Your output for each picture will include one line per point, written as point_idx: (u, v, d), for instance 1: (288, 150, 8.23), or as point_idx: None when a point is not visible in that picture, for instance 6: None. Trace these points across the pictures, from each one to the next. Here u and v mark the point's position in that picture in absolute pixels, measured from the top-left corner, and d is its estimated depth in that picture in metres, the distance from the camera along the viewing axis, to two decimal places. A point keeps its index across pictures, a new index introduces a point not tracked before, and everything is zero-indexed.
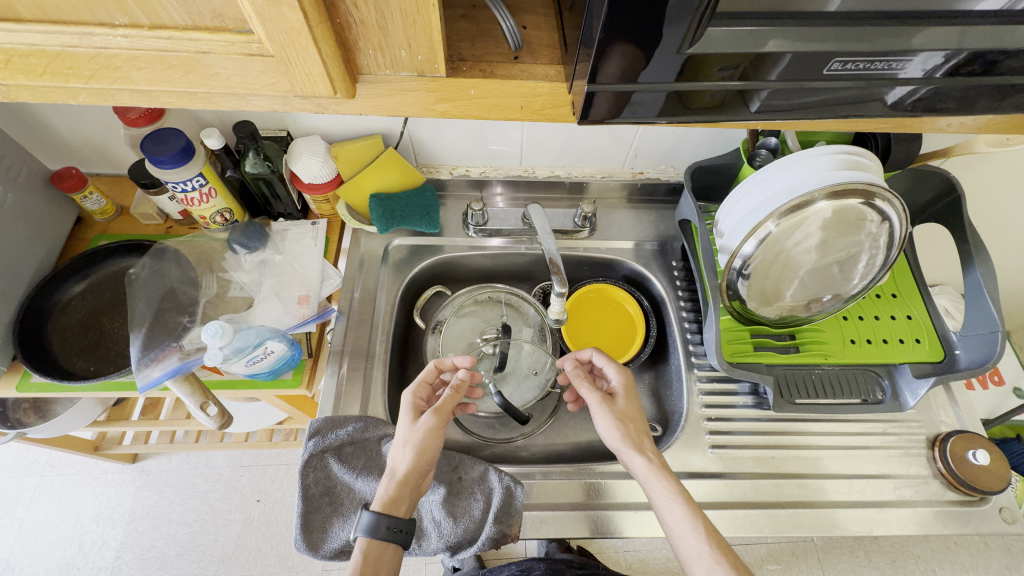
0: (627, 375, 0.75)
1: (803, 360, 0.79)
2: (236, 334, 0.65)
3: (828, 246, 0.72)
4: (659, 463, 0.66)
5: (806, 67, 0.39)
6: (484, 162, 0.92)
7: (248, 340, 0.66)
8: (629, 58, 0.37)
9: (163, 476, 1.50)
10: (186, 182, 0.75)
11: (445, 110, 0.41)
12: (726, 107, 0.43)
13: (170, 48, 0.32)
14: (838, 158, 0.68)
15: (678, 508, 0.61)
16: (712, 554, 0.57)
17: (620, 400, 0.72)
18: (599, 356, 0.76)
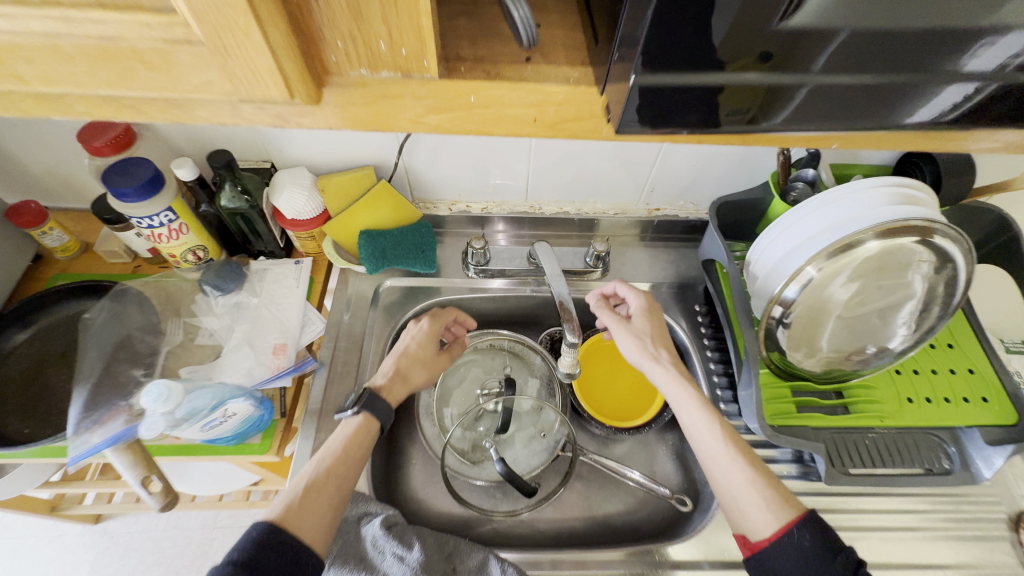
0: (650, 301, 0.72)
1: (855, 423, 0.68)
2: (189, 395, 0.55)
3: (874, 293, 0.64)
4: (680, 372, 0.65)
5: (858, 60, 0.31)
6: (487, 197, 0.84)
7: (204, 401, 0.56)
8: (668, 51, 0.29)
9: (127, 540, 1.35)
10: (153, 218, 0.67)
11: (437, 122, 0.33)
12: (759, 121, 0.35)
13: (64, 32, 0.26)
14: (891, 191, 0.60)
15: (699, 414, 0.60)
16: (733, 458, 0.56)
17: (640, 316, 0.70)
18: (624, 285, 0.74)
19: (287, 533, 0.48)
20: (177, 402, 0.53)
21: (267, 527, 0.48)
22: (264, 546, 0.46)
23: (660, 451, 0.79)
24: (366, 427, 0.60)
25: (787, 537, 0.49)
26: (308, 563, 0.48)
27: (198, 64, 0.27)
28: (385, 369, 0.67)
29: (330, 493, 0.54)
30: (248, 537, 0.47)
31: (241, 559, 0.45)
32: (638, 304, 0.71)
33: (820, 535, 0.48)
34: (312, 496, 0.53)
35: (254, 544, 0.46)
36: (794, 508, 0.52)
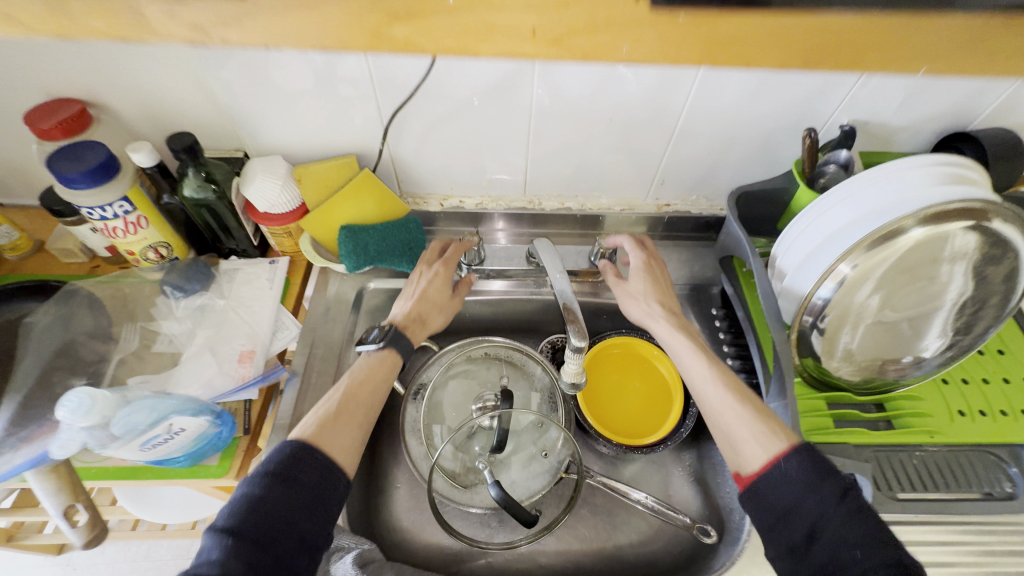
0: (650, 259, 0.69)
1: (901, 440, 0.60)
2: (121, 413, 0.47)
3: (918, 289, 0.57)
4: (681, 324, 0.63)
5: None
6: (482, 191, 0.76)
7: (139, 420, 0.47)
8: None
9: (92, 572, 1.24)
10: (106, 208, 0.60)
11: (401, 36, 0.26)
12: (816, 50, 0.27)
13: None
14: (938, 172, 0.53)
15: (699, 359, 0.59)
16: (735, 402, 0.54)
17: (638, 276, 0.67)
18: (631, 240, 0.69)
19: (319, 451, 0.49)
20: (98, 416, 0.46)
21: (296, 443, 0.49)
22: (293, 460, 0.47)
23: (677, 474, 0.70)
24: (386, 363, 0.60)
25: (774, 468, 0.47)
26: (336, 483, 0.48)
27: None
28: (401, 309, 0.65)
29: (355, 420, 0.54)
30: (277, 453, 0.48)
31: (273, 471, 0.46)
32: (637, 264, 0.68)
33: (812, 464, 0.45)
34: (342, 420, 0.53)
35: (284, 457, 0.47)
36: (784, 439, 0.49)
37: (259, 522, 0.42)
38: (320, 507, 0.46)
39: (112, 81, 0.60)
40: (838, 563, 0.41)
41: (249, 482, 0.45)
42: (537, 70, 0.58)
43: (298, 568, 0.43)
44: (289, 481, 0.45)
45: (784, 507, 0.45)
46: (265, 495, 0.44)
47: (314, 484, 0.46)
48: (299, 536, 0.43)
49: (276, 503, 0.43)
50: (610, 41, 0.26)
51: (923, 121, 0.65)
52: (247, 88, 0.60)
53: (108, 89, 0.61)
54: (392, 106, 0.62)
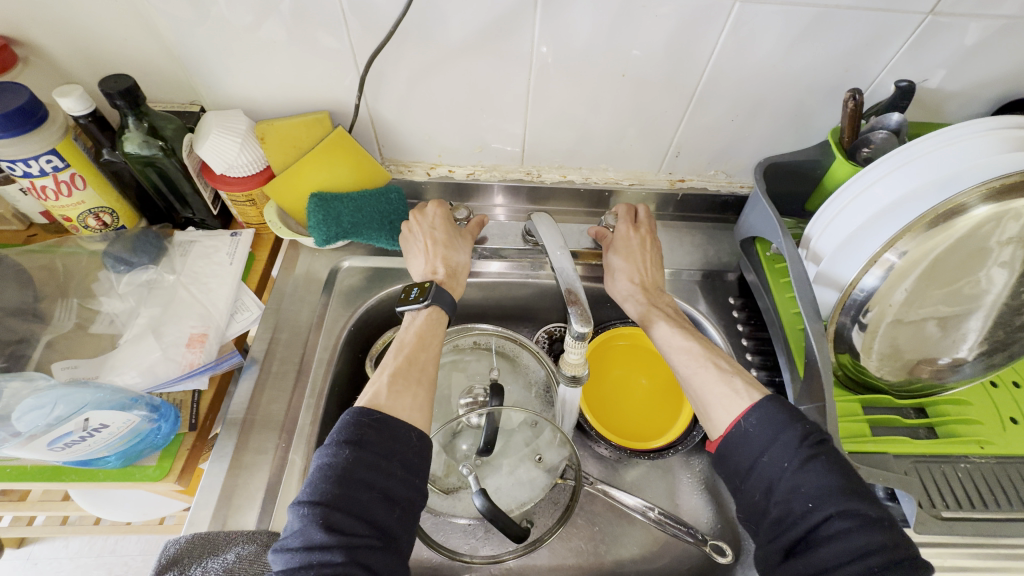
0: (636, 230, 0.62)
1: (945, 449, 0.52)
2: (25, 404, 0.40)
3: (977, 277, 0.48)
4: (655, 296, 0.59)
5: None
6: (472, 160, 0.68)
7: (41, 416, 0.39)
8: None
9: (53, 568, 1.17)
10: (29, 162, 0.51)
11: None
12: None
13: None
14: (1008, 137, 0.45)
15: (666, 324, 0.55)
16: (721, 370, 0.49)
17: (617, 250, 0.62)
18: (621, 210, 0.64)
19: (385, 414, 0.42)
20: None
21: (361, 409, 0.42)
22: (361, 426, 0.41)
23: (685, 482, 0.63)
24: (434, 322, 0.53)
25: (734, 429, 0.43)
26: (408, 437, 0.42)
27: None
28: (422, 270, 0.57)
29: (420, 387, 0.48)
30: (347, 418, 0.42)
31: (339, 437, 0.40)
32: (621, 234, 0.62)
33: (770, 416, 0.42)
34: (399, 380, 0.47)
35: (350, 423, 0.41)
36: (748, 398, 0.45)
37: (337, 486, 0.37)
38: (399, 463, 0.40)
39: (37, 12, 0.50)
40: (794, 517, 0.38)
41: (323, 452, 0.39)
42: (540, 12, 0.50)
43: (390, 522, 0.38)
44: (356, 444, 0.39)
45: (748, 467, 0.42)
46: (337, 461, 0.38)
47: (385, 442, 0.40)
48: (384, 493, 0.38)
49: (350, 466, 0.38)
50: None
51: (979, 86, 0.57)
52: (199, 23, 0.51)
53: (34, 24, 0.51)
54: (369, 49, 0.53)
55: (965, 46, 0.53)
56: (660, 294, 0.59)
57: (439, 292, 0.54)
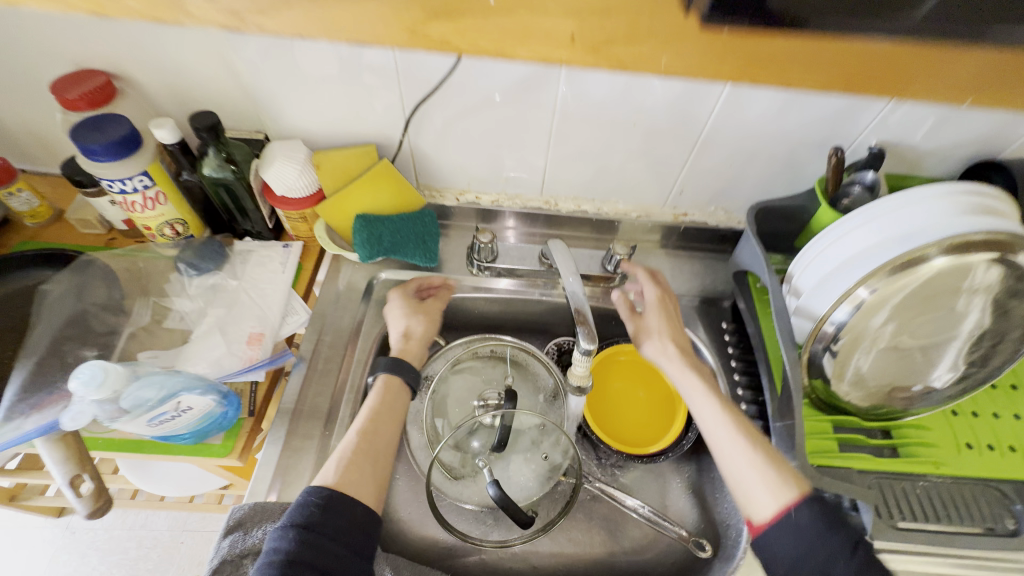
0: (663, 290, 0.69)
1: (906, 468, 0.59)
2: (132, 385, 0.47)
3: (937, 318, 0.55)
4: (692, 363, 0.62)
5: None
6: (497, 189, 0.76)
7: (150, 393, 0.47)
8: None
9: (91, 537, 1.27)
10: (126, 181, 0.60)
11: (259, 26, 0.23)
12: (883, 23, 0.22)
13: None
14: (965, 201, 0.52)
15: (709, 401, 0.57)
16: (765, 455, 0.51)
17: (653, 311, 0.66)
18: (641, 270, 0.70)
19: (336, 492, 0.48)
20: (113, 390, 0.45)
21: (313, 489, 0.48)
22: (311, 506, 0.46)
23: (674, 485, 0.70)
24: (393, 393, 0.59)
25: (784, 517, 0.46)
26: (354, 513, 0.47)
27: None
28: (397, 330, 0.65)
29: (370, 462, 0.53)
30: (299, 500, 0.47)
31: (292, 521, 0.44)
32: (654, 297, 0.67)
33: (823, 515, 0.45)
34: (356, 458, 0.52)
35: (301, 504, 0.46)
36: (795, 489, 0.48)
37: (283, 569, 0.41)
38: (344, 544, 0.45)
39: (139, 55, 0.59)
40: None
41: (275, 536, 0.44)
42: (564, 69, 0.58)
43: None
44: (305, 527, 0.44)
45: (792, 558, 0.45)
46: (284, 543, 0.43)
47: (334, 523, 0.45)
48: (326, 572, 0.42)
49: (297, 547, 0.42)
50: (664, 44, 0.23)
51: (954, 146, 0.63)
52: (273, 70, 0.59)
53: (136, 64, 0.60)
54: (415, 95, 0.62)
55: (939, 113, 0.59)
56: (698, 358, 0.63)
57: (398, 362, 0.61)
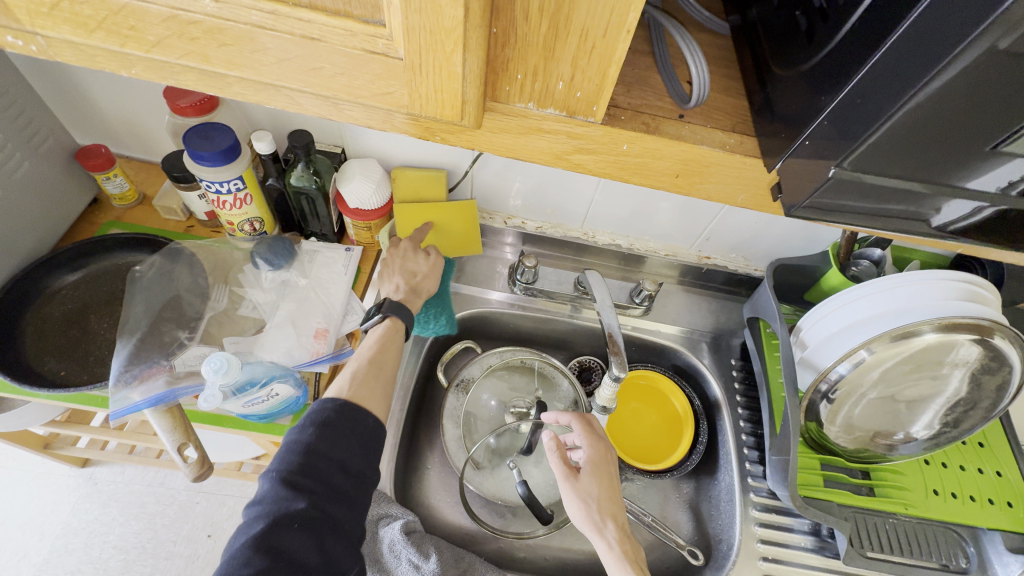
0: (602, 449, 0.64)
1: (878, 506, 0.68)
2: (243, 368, 0.56)
3: (920, 382, 0.63)
4: (625, 546, 0.57)
5: (919, 164, 0.27)
6: (543, 217, 0.84)
7: (255, 376, 0.57)
8: (836, 126, 0.26)
9: (113, 489, 1.26)
10: (223, 184, 0.67)
11: (444, 139, 0.30)
12: (794, 200, 0.31)
13: (233, 17, 0.24)
14: (958, 287, 0.60)
15: None
16: None
17: (589, 474, 0.61)
18: (580, 423, 0.66)
19: (351, 403, 0.53)
20: (233, 376, 0.54)
21: (331, 398, 0.53)
22: (329, 410, 0.52)
23: (674, 499, 0.78)
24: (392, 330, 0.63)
25: None
26: (366, 419, 0.53)
27: (442, 74, 0.25)
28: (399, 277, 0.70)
29: (379, 381, 0.58)
30: (318, 404, 0.52)
31: (312, 420, 0.50)
32: (590, 456, 0.63)
33: None
34: (364, 378, 0.57)
35: (322, 409, 0.51)
36: None
37: (302, 457, 0.48)
38: (357, 442, 0.52)
39: None
40: None
41: (298, 430, 0.50)
42: None
43: (345, 487, 0.49)
44: (322, 426, 0.50)
45: None
46: (304, 438, 0.49)
47: (346, 427, 0.51)
48: (339, 464, 0.49)
49: (314, 440, 0.49)
50: (742, 188, 0.34)
51: None
52: None
53: None
54: None
55: None
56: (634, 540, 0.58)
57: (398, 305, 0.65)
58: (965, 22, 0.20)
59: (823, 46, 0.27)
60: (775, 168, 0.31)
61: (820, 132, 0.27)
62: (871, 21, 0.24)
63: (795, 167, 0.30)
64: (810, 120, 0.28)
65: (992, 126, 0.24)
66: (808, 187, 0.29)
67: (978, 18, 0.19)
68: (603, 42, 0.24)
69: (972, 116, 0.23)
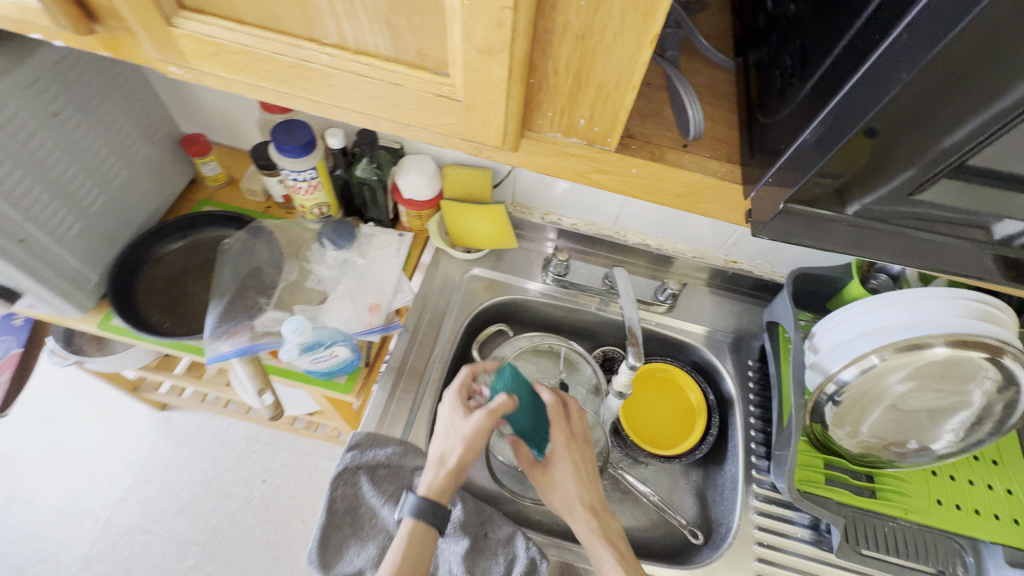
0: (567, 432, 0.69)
1: (878, 508, 0.71)
2: (313, 330, 0.67)
3: (928, 394, 0.66)
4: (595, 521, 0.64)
5: (863, 198, 0.33)
6: (578, 215, 0.91)
7: (322, 338, 0.67)
8: (796, 165, 0.33)
9: (186, 431, 1.44)
10: (300, 173, 0.77)
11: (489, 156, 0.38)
12: (821, 208, 0.35)
13: (340, 67, 0.33)
14: (971, 306, 0.62)
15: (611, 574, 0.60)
16: None
17: (556, 462, 0.68)
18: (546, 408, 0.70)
19: None
20: (307, 335, 0.65)
21: None
22: None
23: (682, 484, 0.85)
24: (418, 531, 0.59)
25: None
26: None
27: (492, 113, 0.32)
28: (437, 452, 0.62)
29: None
30: None
31: None
32: (556, 445, 0.68)
33: None
34: None
35: None
36: None
37: None
38: None
39: None
40: None
41: None
42: None
43: None
44: None
45: None
46: None
47: None
48: None
49: None
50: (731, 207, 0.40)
51: None
52: None
53: None
54: None
55: None
56: (607, 512, 0.66)
57: (428, 501, 0.60)
58: (865, 104, 0.27)
59: (792, 98, 0.33)
60: (751, 197, 0.38)
61: (786, 165, 0.33)
62: (826, 81, 0.30)
63: (766, 194, 0.36)
64: (783, 150, 0.33)
65: (900, 176, 0.31)
66: (773, 208, 0.35)
67: (869, 104, 0.27)
68: (615, 93, 0.30)
69: (885, 167, 0.30)
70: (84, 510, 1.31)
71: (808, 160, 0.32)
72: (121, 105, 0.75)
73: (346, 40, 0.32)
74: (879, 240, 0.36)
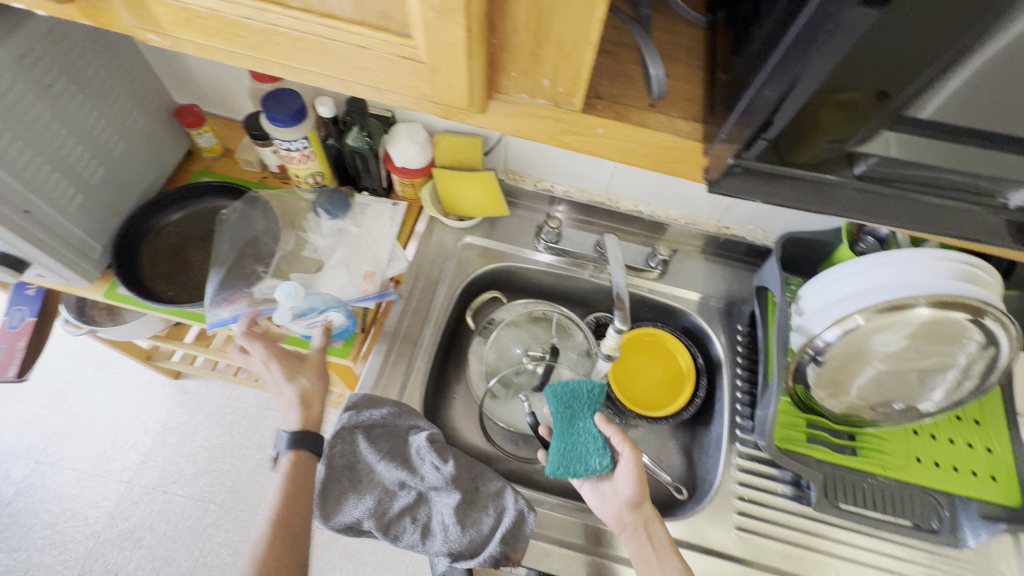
0: None
1: (857, 466, 0.74)
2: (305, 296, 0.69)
3: (913, 355, 0.66)
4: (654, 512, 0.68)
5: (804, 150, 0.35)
6: (571, 181, 0.91)
7: (315, 304, 0.70)
8: (751, 123, 0.34)
9: (199, 398, 1.50)
10: (292, 143, 0.78)
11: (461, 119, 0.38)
12: (826, 171, 0.36)
13: (307, 30, 0.33)
14: (952, 266, 0.62)
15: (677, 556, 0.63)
16: None
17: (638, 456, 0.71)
18: None
19: None
20: (299, 300, 0.68)
21: None
22: None
23: (670, 444, 0.87)
24: (300, 462, 0.63)
25: None
26: None
27: (457, 74, 0.33)
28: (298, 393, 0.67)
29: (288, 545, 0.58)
30: None
31: None
32: None
33: None
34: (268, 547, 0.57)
35: None
36: None
37: None
38: None
39: None
40: None
41: None
42: None
43: None
44: None
45: None
46: None
47: None
48: None
49: None
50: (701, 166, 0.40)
51: None
52: None
53: None
54: None
55: None
56: None
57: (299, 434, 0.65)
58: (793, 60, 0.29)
59: (750, 54, 0.34)
60: (712, 150, 0.38)
61: (742, 122, 0.34)
62: (777, 35, 0.31)
63: (724, 150, 0.36)
64: (742, 100, 0.34)
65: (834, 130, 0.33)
66: (725, 163, 0.37)
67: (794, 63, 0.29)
68: (574, 52, 0.31)
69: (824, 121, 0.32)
70: (108, 472, 1.38)
71: (757, 111, 0.33)
72: (114, 76, 0.76)
73: (311, 4, 0.32)
74: (883, 204, 0.39)
